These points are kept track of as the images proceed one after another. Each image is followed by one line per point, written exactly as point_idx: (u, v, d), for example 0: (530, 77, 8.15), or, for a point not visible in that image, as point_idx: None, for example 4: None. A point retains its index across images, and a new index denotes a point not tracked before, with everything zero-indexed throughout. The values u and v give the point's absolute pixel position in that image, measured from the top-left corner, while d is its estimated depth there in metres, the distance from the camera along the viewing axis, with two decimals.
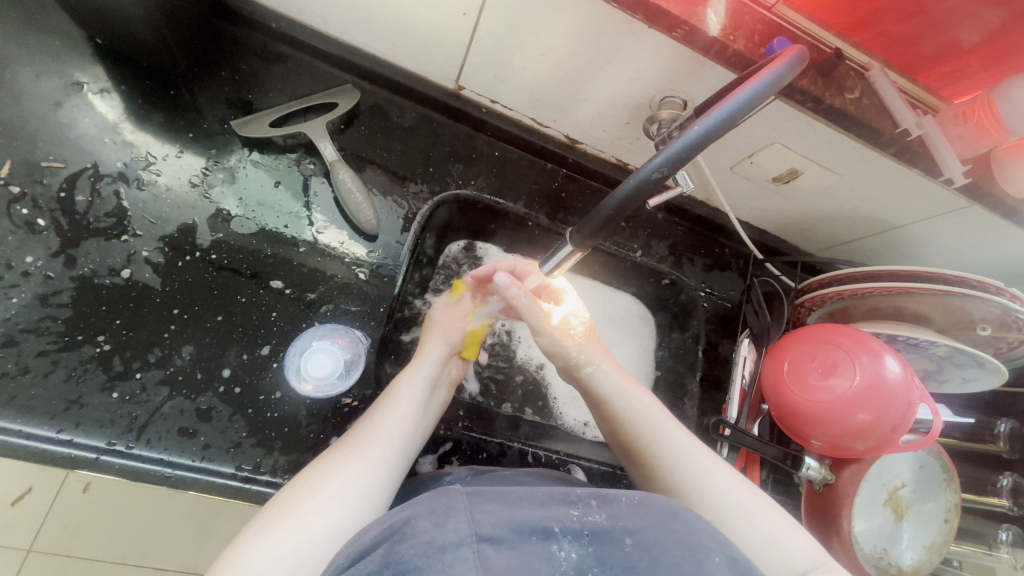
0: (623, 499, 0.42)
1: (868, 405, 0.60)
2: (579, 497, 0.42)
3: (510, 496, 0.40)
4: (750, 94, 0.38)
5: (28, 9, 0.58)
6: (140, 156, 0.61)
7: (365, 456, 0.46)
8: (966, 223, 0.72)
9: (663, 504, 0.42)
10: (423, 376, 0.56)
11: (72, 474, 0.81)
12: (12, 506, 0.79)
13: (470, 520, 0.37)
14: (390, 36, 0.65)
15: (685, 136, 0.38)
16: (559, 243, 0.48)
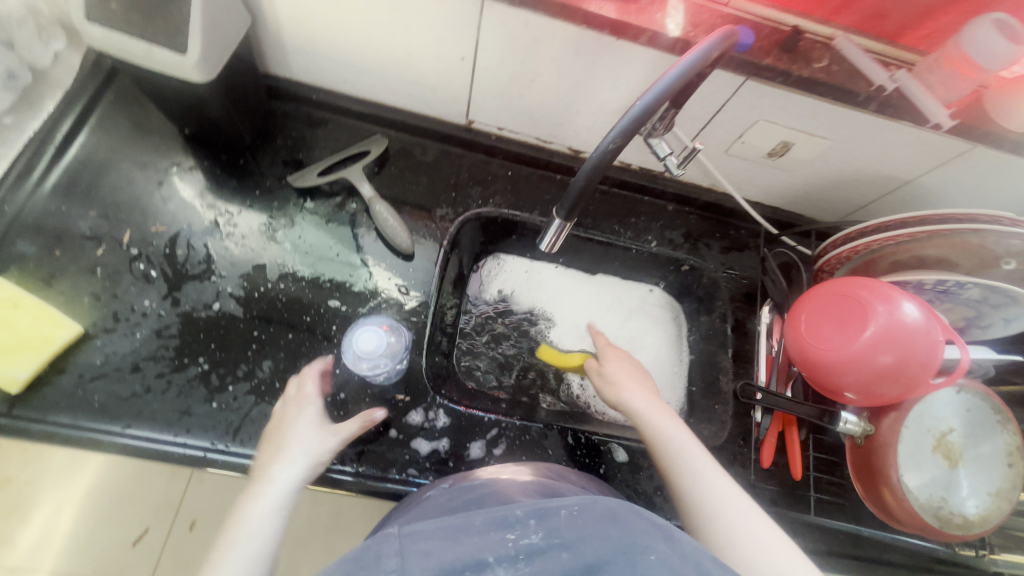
0: (561, 513, 0.42)
1: (887, 348, 0.61)
2: (517, 518, 0.42)
3: (447, 528, 0.40)
4: (682, 69, 0.46)
5: (139, 116, 0.77)
6: (220, 214, 0.76)
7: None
8: (976, 165, 0.73)
9: (602, 508, 0.43)
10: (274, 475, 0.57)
11: (180, 514, 0.98)
12: (133, 546, 0.95)
13: (399, 566, 0.38)
14: (408, 88, 0.79)
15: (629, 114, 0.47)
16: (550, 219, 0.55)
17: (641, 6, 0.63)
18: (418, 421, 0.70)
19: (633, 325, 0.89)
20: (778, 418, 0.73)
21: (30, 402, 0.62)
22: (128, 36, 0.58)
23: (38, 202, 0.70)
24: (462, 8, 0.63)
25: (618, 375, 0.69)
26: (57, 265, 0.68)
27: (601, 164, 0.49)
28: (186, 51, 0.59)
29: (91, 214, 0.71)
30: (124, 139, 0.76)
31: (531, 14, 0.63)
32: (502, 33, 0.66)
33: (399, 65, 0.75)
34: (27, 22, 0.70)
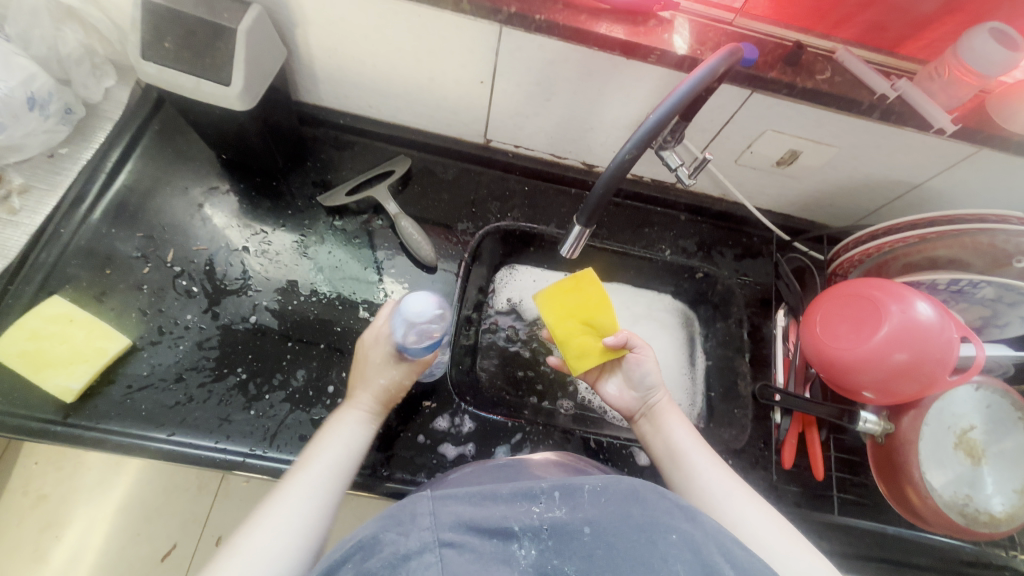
0: (585, 491, 0.47)
1: (903, 346, 0.63)
2: (541, 491, 0.47)
3: (476, 497, 0.46)
4: (691, 83, 0.50)
5: (181, 145, 0.82)
6: (255, 233, 0.80)
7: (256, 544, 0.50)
8: (982, 168, 0.75)
9: (624, 487, 0.47)
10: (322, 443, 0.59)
11: (207, 531, 1.00)
12: (161, 561, 0.97)
13: (433, 526, 0.43)
14: (430, 111, 0.84)
15: (643, 126, 0.50)
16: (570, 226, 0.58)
17: (649, 27, 0.67)
18: (444, 426, 0.73)
19: (640, 330, 0.92)
20: (798, 420, 0.75)
21: (83, 411, 0.65)
22: (181, 71, 0.63)
23: (89, 226, 0.75)
24: (483, 34, 0.68)
25: (655, 365, 0.69)
26: (107, 283, 0.73)
27: (618, 173, 0.51)
28: (230, 83, 0.64)
29: (137, 236, 0.76)
30: (168, 166, 0.81)
31: (546, 38, 0.67)
32: (519, 55, 0.71)
33: (422, 90, 0.80)
34: (84, 61, 0.75)
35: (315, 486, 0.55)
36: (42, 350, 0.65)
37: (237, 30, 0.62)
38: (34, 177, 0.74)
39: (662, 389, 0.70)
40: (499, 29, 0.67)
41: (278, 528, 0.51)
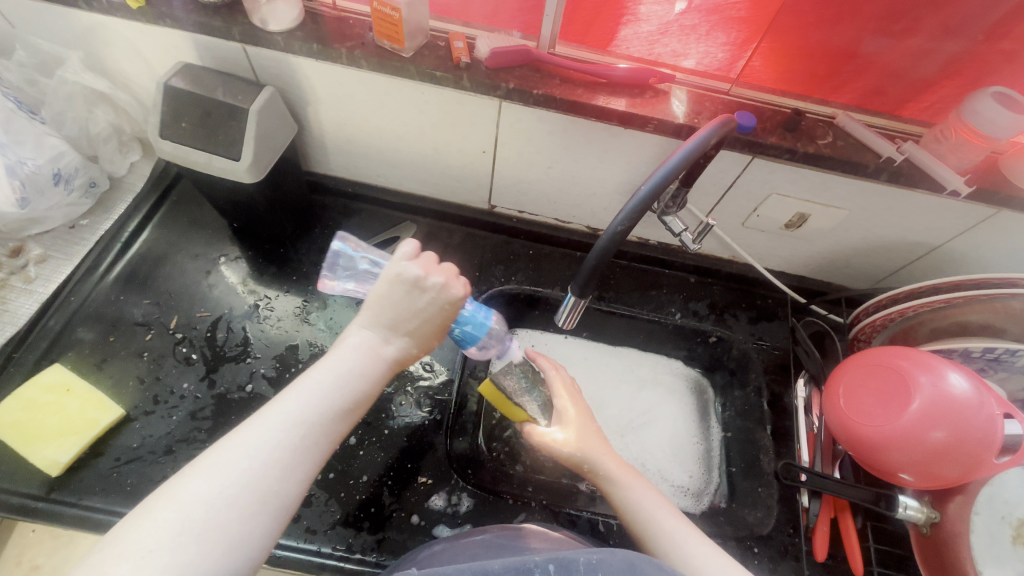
0: (580, 561, 0.42)
1: (940, 422, 0.57)
2: (535, 564, 0.41)
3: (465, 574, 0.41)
4: (680, 157, 0.50)
5: (196, 214, 0.86)
6: (259, 298, 0.80)
7: (230, 475, 0.41)
8: (1005, 229, 0.72)
9: (620, 558, 0.42)
10: (341, 361, 0.50)
11: None
12: None
13: None
14: (436, 180, 0.86)
15: (634, 198, 0.49)
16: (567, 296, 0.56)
17: (647, 98, 0.69)
18: (440, 505, 0.68)
19: (648, 397, 0.88)
20: (827, 502, 0.70)
21: (67, 486, 0.63)
22: (195, 147, 0.66)
23: (98, 293, 0.77)
24: (483, 108, 0.71)
25: (597, 438, 0.65)
26: (109, 350, 0.73)
27: (612, 244, 0.50)
28: (240, 157, 0.66)
29: (144, 302, 0.77)
30: (182, 234, 0.84)
31: (545, 111, 0.69)
32: (520, 128, 0.73)
33: (427, 159, 0.82)
34: (112, 139, 0.80)
35: (317, 433, 0.45)
36: (35, 421, 0.64)
37: (249, 110, 0.66)
38: (53, 246, 0.77)
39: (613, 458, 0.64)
40: (498, 103, 0.70)
41: (260, 469, 0.42)
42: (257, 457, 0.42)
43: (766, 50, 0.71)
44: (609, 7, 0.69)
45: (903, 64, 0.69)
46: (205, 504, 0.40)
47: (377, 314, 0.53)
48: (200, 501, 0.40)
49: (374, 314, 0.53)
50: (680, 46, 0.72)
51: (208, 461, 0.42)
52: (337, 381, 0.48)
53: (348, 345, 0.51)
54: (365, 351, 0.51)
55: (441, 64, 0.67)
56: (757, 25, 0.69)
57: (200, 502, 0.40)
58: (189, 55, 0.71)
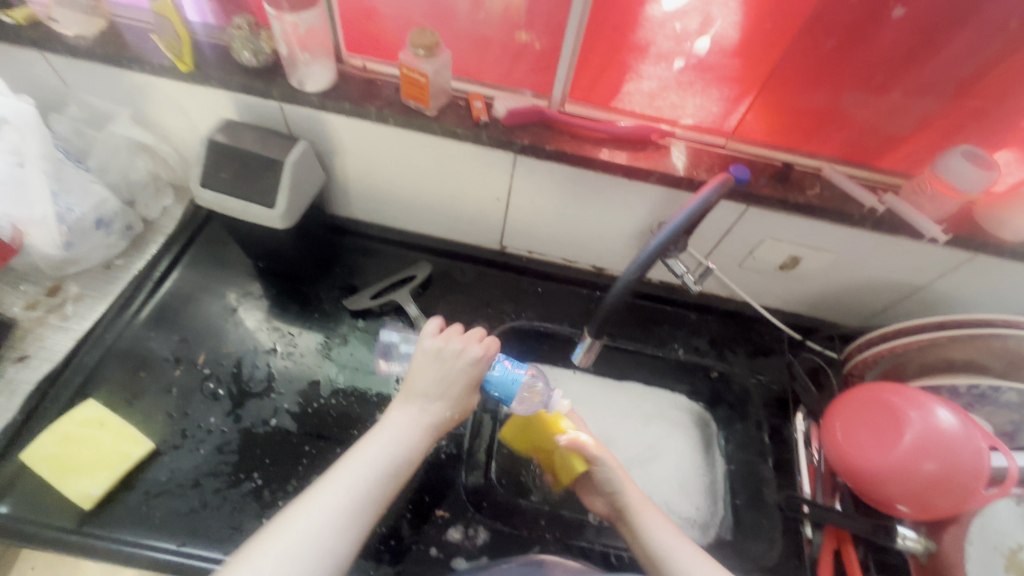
0: None
1: (932, 455, 0.61)
2: None
3: None
4: (687, 214, 0.54)
5: (222, 255, 0.90)
6: (283, 335, 0.84)
7: (294, 534, 0.48)
8: (984, 271, 0.77)
9: None
10: (386, 433, 0.58)
11: None
12: None
13: None
14: (451, 223, 0.92)
15: (648, 247, 0.54)
16: (584, 337, 0.67)
17: (649, 152, 0.76)
18: (457, 538, 0.71)
19: (654, 431, 0.91)
20: (831, 535, 0.73)
21: (98, 519, 0.65)
22: (233, 197, 0.72)
23: (130, 330, 0.80)
24: (499, 161, 0.78)
25: (621, 470, 0.70)
26: (139, 386, 0.76)
27: (625, 291, 0.56)
28: (275, 205, 0.72)
29: (173, 339, 0.81)
30: (210, 274, 0.88)
31: (556, 164, 0.76)
32: (532, 178, 0.80)
33: (444, 204, 0.88)
34: (149, 185, 0.86)
35: (367, 498, 0.52)
36: (70, 455, 0.67)
37: (285, 162, 0.71)
38: (89, 285, 0.81)
39: (634, 489, 0.68)
40: (514, 157, 0.76)
41: (320, 530, 0.49)
42: (315, 518, 0.49)
43: (754, 104, 0.78)
44: (612, 65, 0.77)
45: (878, 120, 0.77)
46: (274, 561, 0.46)
47: (414, 386, 0.62)
48: (270, 558, 0.46)
49: (411, 388, 0.62)
50: (676, 99, 0.79)
51: (277, 523, 0.49)
52: (384, 451, 0.56)
53: (393, 420, 0.59)
54: (408, 423, 0.59)
55: (462, 123, 0.73)
56: (748, 83, 0.76)
57: (269, 559, 0.46)
58: (228, 111, 0.77)
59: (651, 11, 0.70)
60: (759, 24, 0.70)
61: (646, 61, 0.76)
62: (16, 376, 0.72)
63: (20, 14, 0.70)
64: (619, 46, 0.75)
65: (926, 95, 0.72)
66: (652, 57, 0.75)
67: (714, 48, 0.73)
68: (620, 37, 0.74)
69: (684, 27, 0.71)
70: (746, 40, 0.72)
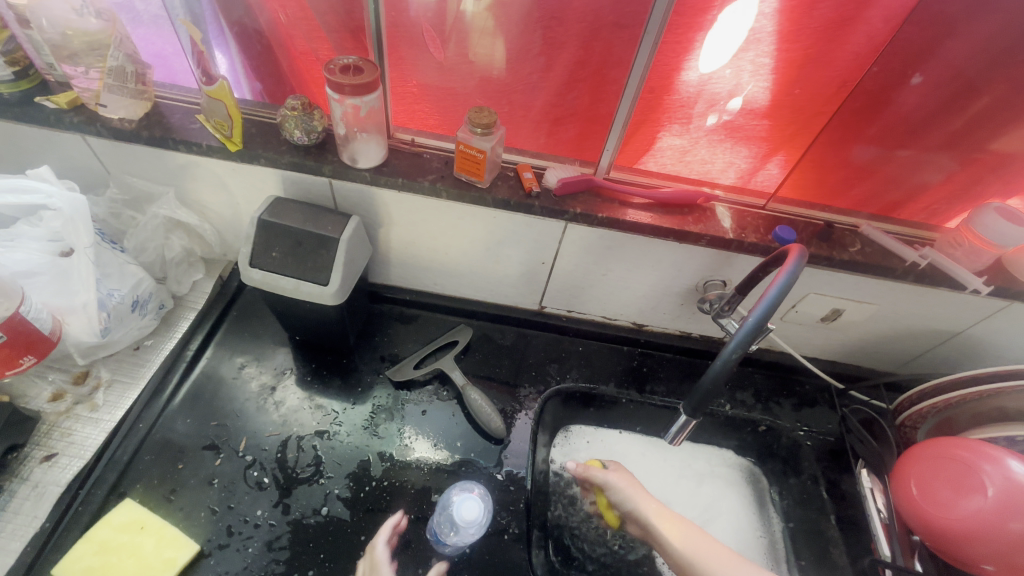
0: None
1: (1015, 514, 0.60)
2: None
3: None
4: (778, 288, 0.52)
5: (257, 329, 0.87)
6: (326, 413, 0.80)
7: None
8: (1019, 318, 0.80)
9: None
10: None
11: None
12: None
13: None
14: (491, 286, 0.91)
15: (745, 326, 0.52)
16: (678, 415, 0.59)
17: (696, 215, 0.77)
18: None
19: (709, 491, 0.89)
20: None
21: None
22: (285, 275, 0.70)
23: (165, 418, 0.76)
24: (549, 229, 0.78)
25: (625, 484, 0.74)
26: (178, 479, 0.71)
27: (726, 370, 0.53)
28: (327, 283, 0.70)
29: (210, 425, 0.76)
30: (246, 350, 0.85)
31: (607, 230, 0.77)
32: (580, 244, 0.80)
33: (487, 269, 0.87)
34: (182, 261, 0.83)
35: None
36: (110, 566, 0.62)
37: (339, 240, 0.70)
38: (119, 370, 0.77)
39: (650, 503, 0.71)
40: (564, 225, 0.77)
41: None
42: None
43: (782, 159, 0.81)
44: (646, 124, 0.78)
45: (902, 173, 0.80)
46: None
47: None
48: None
49: None
50: (706, 155, 0.81)
51: None
52: None
53: None
54: None
55: (514, 193, 0.74)
56: (774, 142, 0.79)
57: None
58: (273, 187, 0.76)
59: (686, 76, 0.72)
60: (788, 90, 0.72)
61: (678, 121, 0.77)
62: (44, 477, 0.67)
63: (62, 98, 0.69)
64: (655, 107, 0.76)
65: (949, 149, 0.76)
66: (685, 117, 0.77)
67: (745, 108, 0.75)
68: (656, 99, 0.75)
69: (718, 90, 0.73)
70: (776, 103, 0.74)
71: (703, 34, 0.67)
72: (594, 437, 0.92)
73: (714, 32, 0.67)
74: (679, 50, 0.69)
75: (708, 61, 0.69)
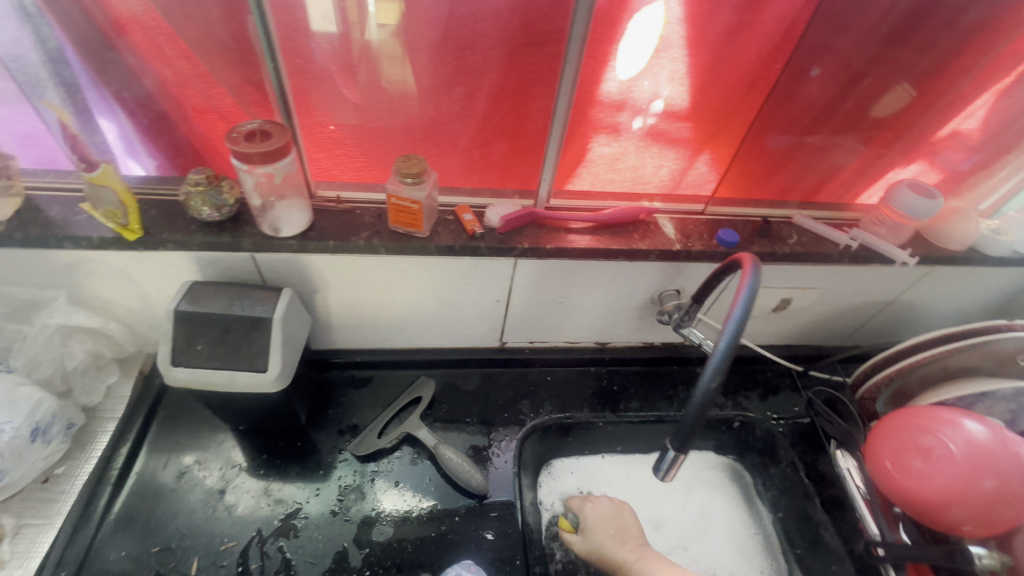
0: None
1: (986, 471, 0.64)
2: None
3: None
4: (742, 306, 0.51)
5: (192, 426, 0.77)
6: (287, 506, 0.72)
7: None
8: (941, 278, 0.87)
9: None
10: None
11: None
12: None
13: None
14: (447, 331, 0.86)
15: (717, 354, 0.52)
16: (666, 452, 0.58)
17: (641, 231, 0.77)
18: None
19: (699, 497, 0.89)
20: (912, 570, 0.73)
21: None
22: (215, 368, 0.62)
23: (95, 552, 0.65)
24: (498, 267, 0.75)
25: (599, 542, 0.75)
26: None
27: (707, 400, 0.52)
28: (265, 368, 0.63)
29: (151, 551, 0.66)
30: (182, 452, 0.75)
31: (557, 260, 0.75)
32: (533, 277, 0.78)
33: (439, 316, 0.83)
34: (89, 368, 0.72)
35: None
36: None
37: (272, 320, 0.63)
38: (26, 512, 0.65)
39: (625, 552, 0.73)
40: (514, 261, 0.75)
41: None
42: None
43: (709, 156, 0.82)
44: (574, 137, 0.76)
45: (814, 158, 0.84)
46: None
47: None
48: None
49: None
50: (636, 160, 0.80)
51: None
52: None
53: None
54: None
55: (457, 238, 0.71)
56: (699, 142, 0.79)
57: None
58: (187, 270, 0.68)
59: (606, 85, 0.70)
60: (704, 91, 0.73)
61: (605, 132, 0.76)
62: None
63: None
64: (583, 122, 0.74)
65: (853, 130, 0.80)
66: (611, 128, 0.75)
67: (666, 111, 0.74)
68: (581, 114, 0.73)
69: (639, 97, 0.72)
70: (695, 105, 0.74)
71: (617, 44, 0.67)
72: (580, 467, 0.90)
73: (627, 38, 0.66)
74: (596, 64, 0.68)
75: (626, 68, 0.68)
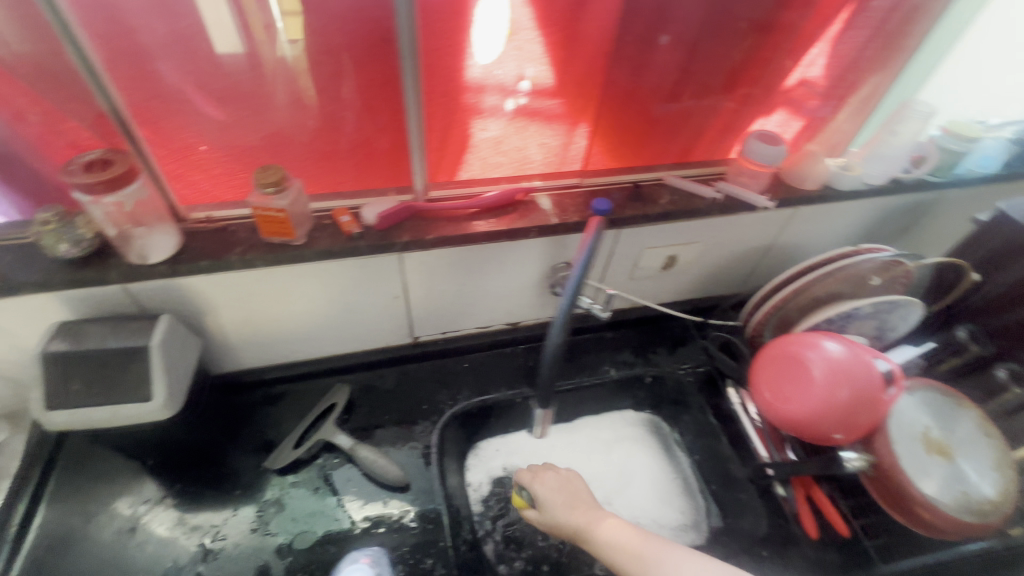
0: None
1: (843, 383, 0.71)
2: None
3: None
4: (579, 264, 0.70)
5: (96, 469, 0.75)
6: (204, 531, 0.72)
7: None
8: (806, 217, 0.95)
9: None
10: None
11: None
12: None
13: None
14: (355, 335, 0.87)
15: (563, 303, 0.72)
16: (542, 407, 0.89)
17: (520, 211, 0.80)
18: None
19: (620, 454, 0.94)
20: (799, 484, 0.79)
21: None
22: (97, 405, 0.62)
23: None
24: (386, 264, 0.77)
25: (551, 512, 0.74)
26: None
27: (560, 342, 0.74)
28: (152, 396, 0.64)
29: None
30: (87, 497, 0.73)
31: (443, 249, 0.78)
32: (424, 269, 0.80)
33: (342, 321, 0.84)
34: None
35: None
36: None
37: (151, 349, 0.63)
38: None
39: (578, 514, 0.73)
40: (399, 257, 0.76)
41: None
42: None
43: (586, 129, 0.85)
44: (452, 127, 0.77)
45: (679, 122, 0.89)
46: None
47: None
48: None
49: None
50: (519, 141, 0.83)
51: None
52: None
53: None
54: None
55: (336, 241, 0.72)
56: (572, 117, 0.83)
57: None
58: (58, 311, 0.66)
59: (470, 70, 0.72)
60: (567, 67, 0.76)
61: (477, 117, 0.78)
62: None
63: None
64: (454, 110, 0.75)
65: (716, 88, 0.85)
66: (479, 113, 0.77)
67: (535, 91, 0.77)
68: (452, 102, 0.74)
69: (503, 79, 0.74)
70: (561, 81, 0.78)
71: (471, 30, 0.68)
72: (504, 445, 0.93)
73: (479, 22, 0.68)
74: (454, 52, 0.70)
75: (485, 52, 0.70)
